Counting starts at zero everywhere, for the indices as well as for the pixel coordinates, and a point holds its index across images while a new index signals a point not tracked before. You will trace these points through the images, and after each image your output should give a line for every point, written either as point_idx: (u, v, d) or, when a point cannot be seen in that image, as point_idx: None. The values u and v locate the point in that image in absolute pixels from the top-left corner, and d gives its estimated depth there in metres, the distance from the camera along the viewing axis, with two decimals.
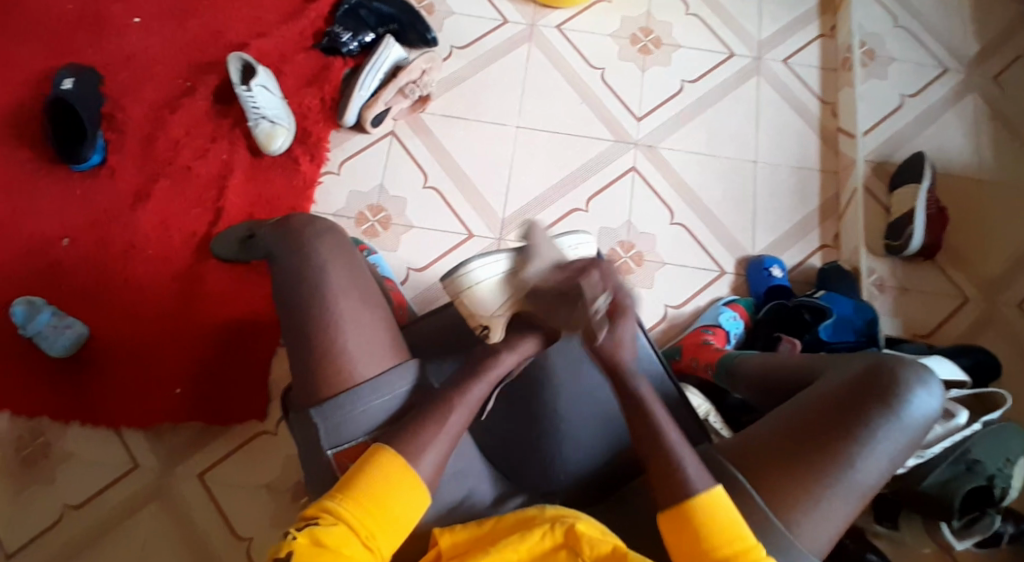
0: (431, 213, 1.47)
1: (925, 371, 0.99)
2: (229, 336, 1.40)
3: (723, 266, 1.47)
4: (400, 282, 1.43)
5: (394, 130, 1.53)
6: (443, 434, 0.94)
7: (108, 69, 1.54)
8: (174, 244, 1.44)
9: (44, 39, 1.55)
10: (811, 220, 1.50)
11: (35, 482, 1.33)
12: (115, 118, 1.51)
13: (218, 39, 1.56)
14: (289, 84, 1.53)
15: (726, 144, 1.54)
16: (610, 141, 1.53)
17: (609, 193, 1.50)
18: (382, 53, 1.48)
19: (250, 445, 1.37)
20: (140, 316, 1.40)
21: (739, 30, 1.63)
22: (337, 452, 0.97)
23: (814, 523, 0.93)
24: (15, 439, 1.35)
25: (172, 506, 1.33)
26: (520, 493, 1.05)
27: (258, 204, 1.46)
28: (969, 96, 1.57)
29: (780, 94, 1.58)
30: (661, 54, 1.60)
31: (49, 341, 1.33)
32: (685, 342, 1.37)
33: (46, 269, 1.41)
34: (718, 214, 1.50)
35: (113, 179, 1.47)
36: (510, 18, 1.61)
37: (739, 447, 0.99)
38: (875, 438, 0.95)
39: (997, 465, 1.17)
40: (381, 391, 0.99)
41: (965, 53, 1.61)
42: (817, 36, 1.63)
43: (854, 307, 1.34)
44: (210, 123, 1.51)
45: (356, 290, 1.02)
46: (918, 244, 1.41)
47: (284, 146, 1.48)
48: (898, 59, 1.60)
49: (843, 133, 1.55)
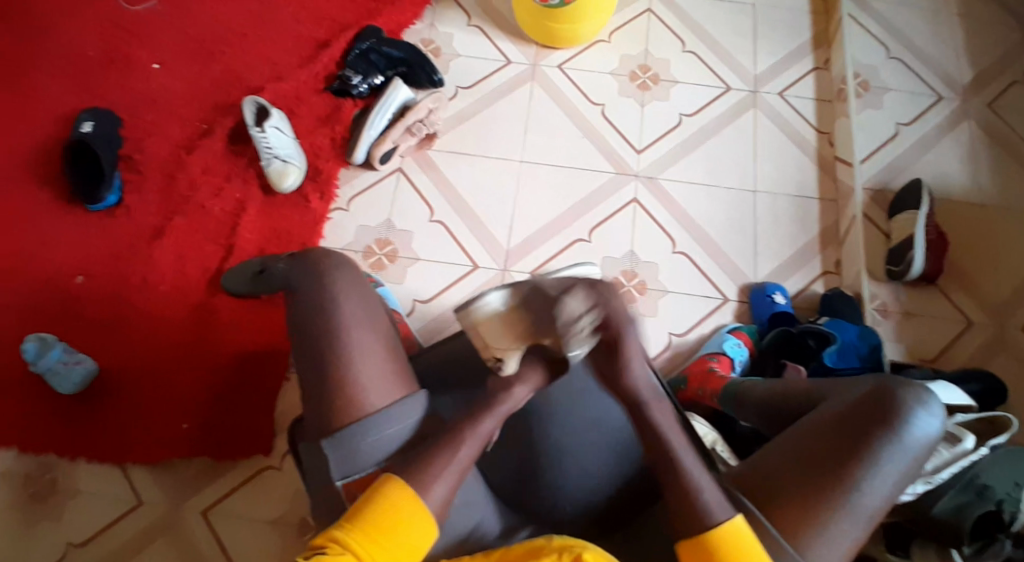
0: (437, 245, 1.51)
1: (926, 392, 1.00)
2: (242, 367, 1.43)
3: (727, 293, 1.49)
4: (406, 313, 1.46)
5: (402, 167, 1.57)
6: (453, 466, 0.95)
7: (128, 114, 1.59)
8: (188, 279, 1.48)
9: (67, 85, 1.61)
10: (813, 248, 1.52)
11: (43, 519, 1.34)
12: (134, 159, 1.56)
13: (233, 83, 1.62)
14: (301, 124, 1.58)
15: (726, 175, 1.57)
16: (612, 173, 1.57)
17: (611, 223, 1.52)
18: (390, 94, 1.53)
19: (258, 481, 1.38)
20: (149, 351, 1.43)
21: (736, 65, 1.67)
22: (347, 483, 0.99)
23: (825, 549, 0.93)
24: (23, 476, 1.37)
25: (177, 540, 1.34)
26: (526, 527, 1.06)
27: (271, 240, 1.50)
28: (966, 122, 1.60)
29: (779, 126, 1.62)
30: (660, 89, 1.64)
31: (62, 378, 1.36)
32: (692, 371, 1.37)
33: (64, 305, 1.45)
34: (720, 243, 1.52)
35: (131, 219, 1.52)
36: (513, 59, 1.66)
37: (747, 476, 0.99)
38: (879, 458, 0.95)
39: (1005, 489, 1.15)
40: (392, 422, 1.00)
41: (959, 80, 1.64)
42: (812, 69, 1.68)
43: (859, 334, 1.35)
44: (225, 163, 1.56)
45: (366, 320, 1.06)
46: (919, 269, 1.42)
47: (295, 184, 1.52)
48: (893, 89, 1.64)
49: (841, 161, 1.58)
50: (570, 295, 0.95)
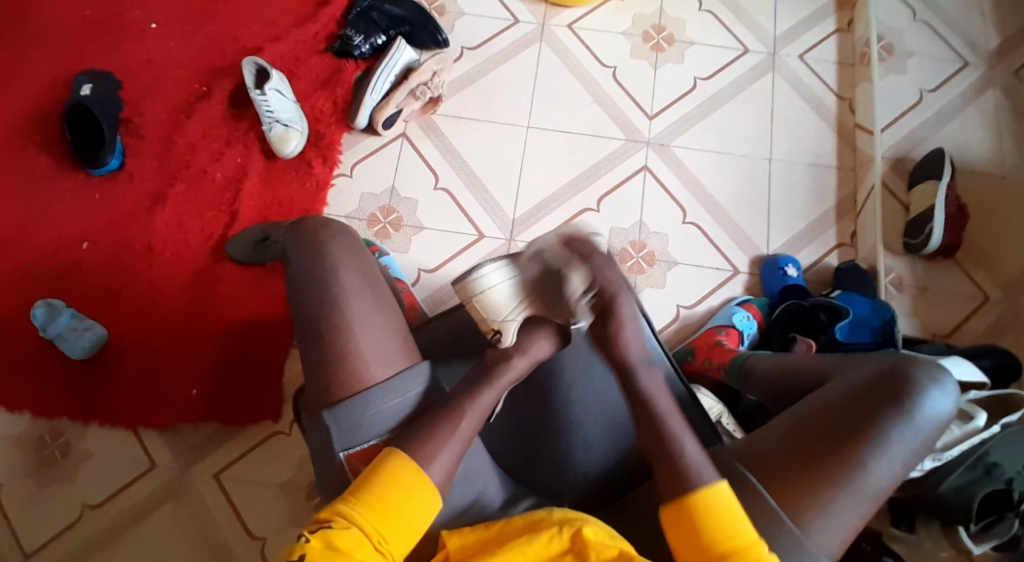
0: (443, 213, 1.48)
1: (939, 370, 0.97)
2: (244, 335, 1.42)
3: (738, 265, 1.45)
4: (411, 283, 1.44)
5: (406, 132, 1.53)
6: (455, 439, 0.94)
7: (127, 75, 1.56)
8: (191, 245, 1.46)
9: (65, 45, 1.57)
10: (828, 218, 1.48)
11: (57, 480, 1.36)
12: (133, 122, 1.53)
13: (233, 42, 1.58)
14: (303, 87, 1.55)
15: (740, 141, 1.52)
16: (622, 140, 1.52)
17: (620, 192, 1.49)
18: (392, 56, 1.48)
19: (265, 446, 1.39)
20: (157, 315, 1.42)
21: (753, 25, 1.60)
22: (348, 455, 0.98)
23: (828, 525, 0.91)
24: (36, 439, 1.38)
25: (189, 503, 1.35)
26: (527, 495, 1.04)
27: (274, 206, 1.48)
28: (992, 89, 1.53)
29: (796, 90, 1.56)
30: (674, 51, 1.58)
31: (72, 343, 1.36)
32: (698, 343, 1.35)
33: (67, 272, 1.44)
34: (731, 212, 1.48)
35: (132, 184, 1.50)
36: (521, 19, 1.60)
37: (751, 451, 0.97)
38: (888, 436, 0.93)
39: (1015, 468, 1.13)
40: (393, 393, 0.99)
41: (987, 45, 1.57)
42: (833, 31, 1.60)
43: (872, 305, 1.32)
44: (226, 126, 1.53)
45: (366, 292, 1.04)
46: (937, 243, 1.38)
47: (298, 149, 1.49)
48: (917, 54, 1.56)
49: (861, 129, 1.52)
50: (568, 278, 1.01)
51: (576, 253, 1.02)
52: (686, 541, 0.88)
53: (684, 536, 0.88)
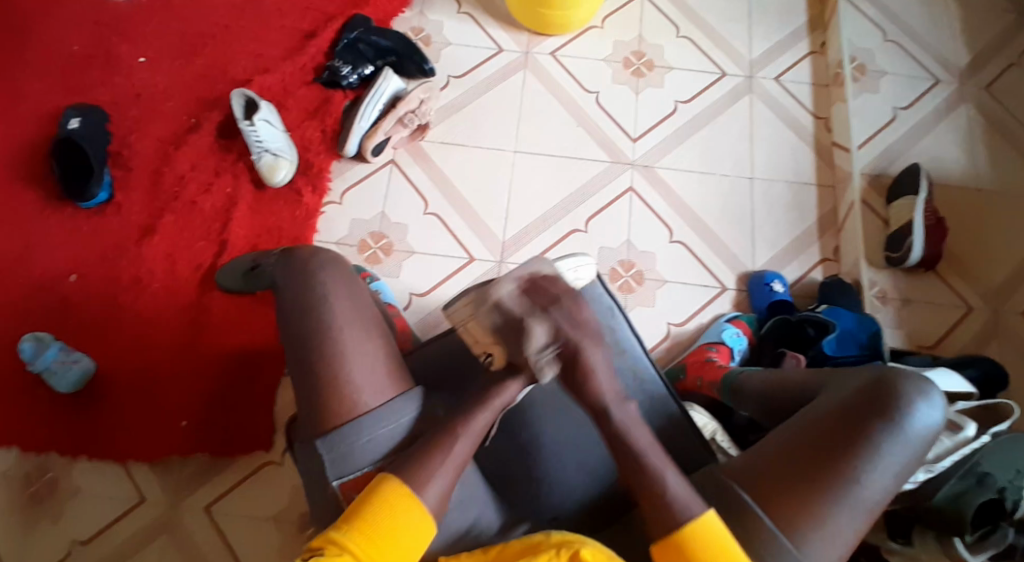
0: (432, 238, 1.49)
1: (926, 383, 0.99)
2: (235, 364, 1.41)
3: (725, 281, 1.48)
4: (403, 307, 1.44)
5: (394, 159, 1.55)
6: (447, 464, 0.94)
7: (115, 109, 1.57)
8: (180, 276, 1.46)
9: (52, 81, 1.59)
10: (810, 234, 1.51)
11: (43, 518, 1.33)
12: (122, 155, 1.54)
13: (221, 75, 1.60)
14: (291, 117, 1.56)
15: (722, 162, 1.56)
16: (607, 162, 1.55)
17: (607, 213, 1.51)
18: (379, 86, 1.51)
19: (257, 477, 1.37)
20: (146, 347, 1.41)
21: (730, 50, 1.65)
22: (342, 483, 0.98)
23: (823, 541, 0.92)
24: (23, 476, 1.35)
25: (179, 538, 1.33)
26: (526, 519, 1.04)
27: (263, 234, 1.48)
28: (963, 105, 1.59)
29: (774, 112, 1.60)
30: (654, 76, 1.62)
31: (58, 377, 1.34)
32: (690, 360, 1.37)
33: (54, 304, 1.43)
34: (716, 230, 1.51)
35: (120, 216, 1.50)
36: (505, 47, 1.64)
37: (745, 467, 0.98)
38: (878, 450, 0.94)
39: (1007, 477, 1.15)
40: (385, 421, 0.99)
41: (956, 63, 1.63)
42: (807, 53, 1.66)
43: (857, 320, 1.34)
44: (214, 157, 1.54)
45: (356, 317, 1.04)
46: (918, 256, 1.42)
47: (287, 178, 1.50)
48: (890, 73, 1.62)
49: (838, 147, 1.56)
50: (529, 332, 0.98)
51: (537, 302, 0.99)
52: None
53: None
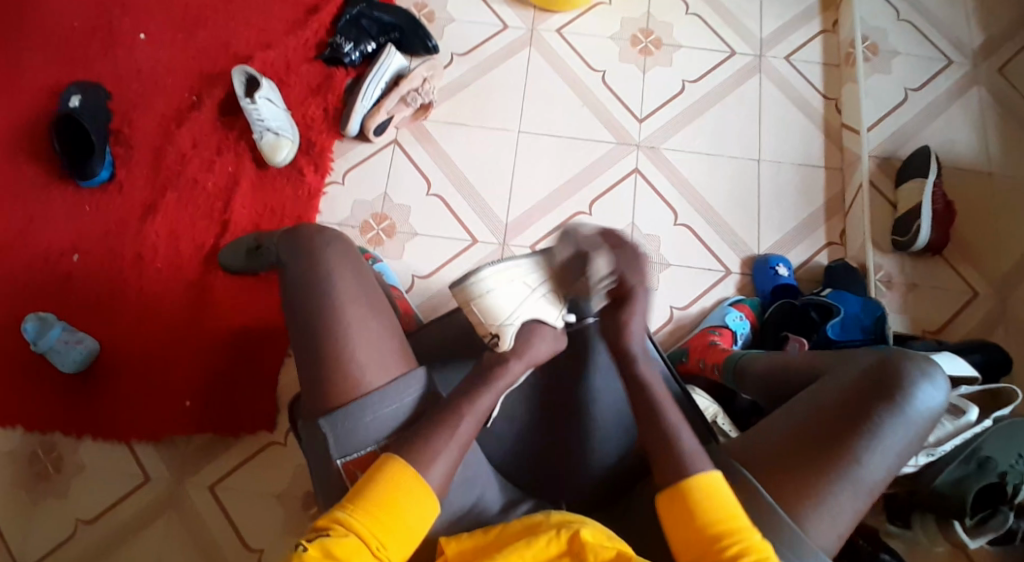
0: (435, 219, 1.48)
1: (929, 364, 0.98)
2: (238, 343, 1.42)
3: (730, 265, 1.47)
4: (406, 289, 1.44)
5: (397, 138, 1.54)
6: (453, 442, 0.94)
7: (116, 86, 1.56)
8: (183, 255, 1.46)
9: (52, 56, 1.57)
10: (818, 216, 1.50)
11: (50, 496, 1.35)
12: (123, 133, 1.53)
13: (222, 51, 1.58)
14: (293, 95, 1.55)
15: (729, 143, 1.54)
16: (612, 143, 1.53)
17: (611, 195, 1.50)
18: (383, 63, 1.49)
19: (260, 457, 1.38)
20: (151, 326, 1.42)
21: (740, 28, 1.62)
22: (345, 462, 0.98)
23: (824, 519, 0.91)
24: (30, 454, 1.37)
25: (185, 514, 1.34)
26: (527, 499, 1.05)
27: (266, 215, 1.48)
28: (975, 87, 1.56)
29: (783, 91, 1.58)
30: (662, 55, 1.60)
31: (62, 356, 1.35)
32: (693, 343, 1.36)
33: (58, 283, 1.43)
34: (722, 213, 1.50)
35: (123, 194, 1.49)
36: (510, 23, 1.61)
37: (745, 448, 0.98)
38: (881, 430, 0.93)
39: (1008, 462, 1.14)
40: (390, 400, 0.99)
41: (970, 44, 1.59)
42: (819, 32, 1.62)
43: (862, 305, 1.33)
44: (216, 134, 1.53)
45: (363, 298, 1.04)
46: (925, 240, 1.40)
47: (289, 157, 1.49)
48: (902, 53, 1.59)
49: (847, 128, 1.54)
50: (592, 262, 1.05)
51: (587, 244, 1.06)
52: (679, 523, 0.88)
53: (676, 519, 0.89)
